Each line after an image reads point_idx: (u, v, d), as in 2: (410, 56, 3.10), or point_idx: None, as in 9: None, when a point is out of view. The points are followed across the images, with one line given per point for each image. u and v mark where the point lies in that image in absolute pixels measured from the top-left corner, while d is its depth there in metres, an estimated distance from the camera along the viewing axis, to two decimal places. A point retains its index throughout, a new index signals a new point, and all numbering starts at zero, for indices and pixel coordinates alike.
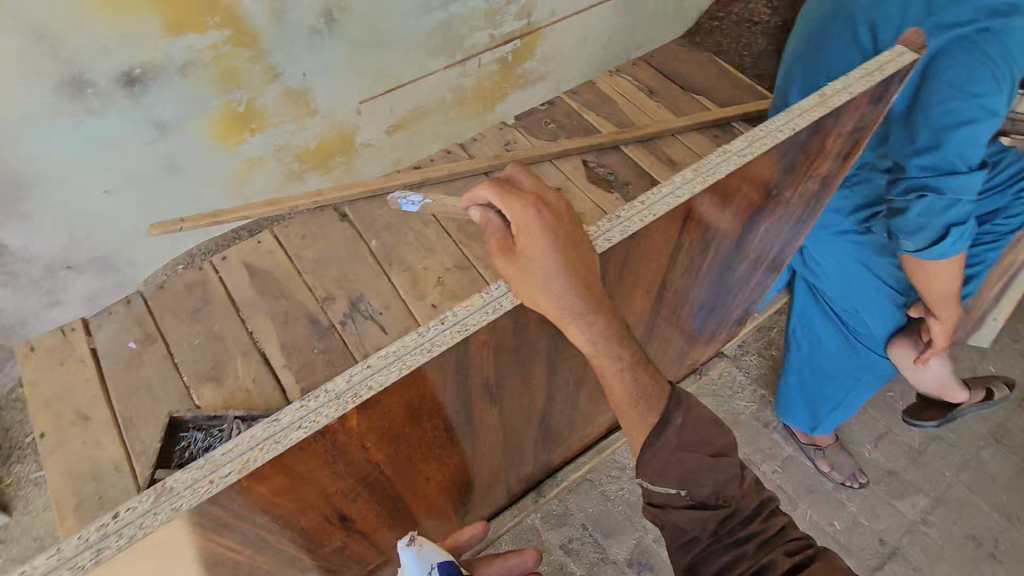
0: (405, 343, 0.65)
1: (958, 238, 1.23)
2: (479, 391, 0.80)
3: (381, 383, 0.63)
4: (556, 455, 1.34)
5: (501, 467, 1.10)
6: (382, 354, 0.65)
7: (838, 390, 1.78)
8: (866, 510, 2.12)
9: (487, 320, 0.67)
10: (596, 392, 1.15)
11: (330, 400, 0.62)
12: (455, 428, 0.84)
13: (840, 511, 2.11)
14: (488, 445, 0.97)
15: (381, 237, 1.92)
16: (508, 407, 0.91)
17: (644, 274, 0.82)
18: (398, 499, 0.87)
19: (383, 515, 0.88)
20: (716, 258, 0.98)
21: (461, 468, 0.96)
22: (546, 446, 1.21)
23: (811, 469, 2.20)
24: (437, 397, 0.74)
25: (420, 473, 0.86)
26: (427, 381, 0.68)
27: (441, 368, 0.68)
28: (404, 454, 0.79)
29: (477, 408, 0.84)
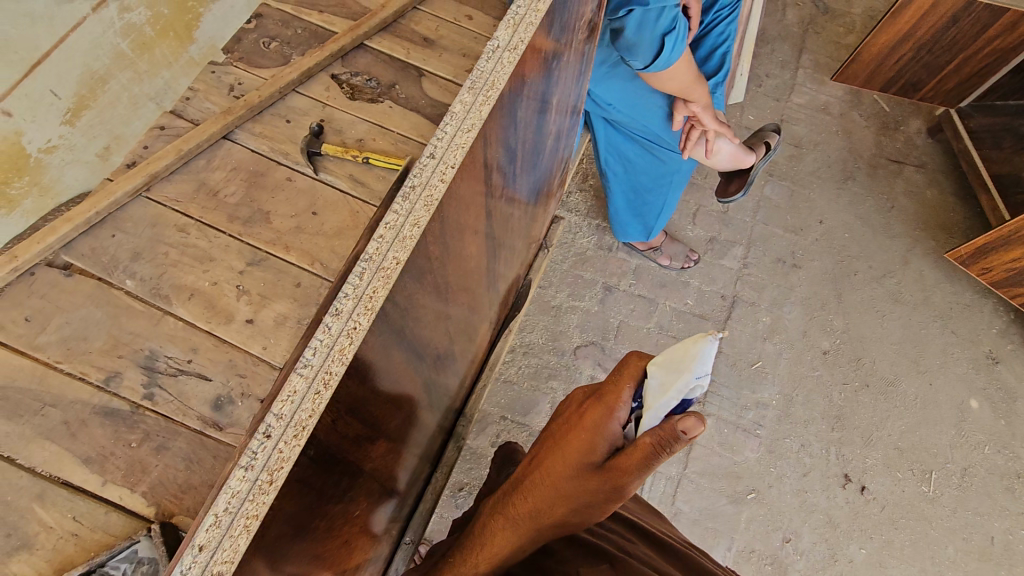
0: (235, 491, 0.41)
1: (673, 45, 1.27)
2: (361, 431, 0.62)
3: (232, 554, 0.41)
4: (455, 401, 1.24)
5: (412, 445, 0.99)
6: (212, 522, 0.40)
7: (659, 195, 1.98)
8: (704, 279, 2.46)
9: (346, 361, 0.48)
10: (467, 329, 1.03)
11: (212, 543, 0.40)
12: (357, 473, 0.66)
13: (687, 291, 2.43)
14: (391, 455, 0.82)
15: (84, 259, 1.21)
16: (395, 417, 0.75)
17: (466, 224, 0.69)
18: (551, 451, 0.74)
19: (545, 478, 0.72)
20: (525, 152, 0.90)
21: (383, 481, 0.83)
22: (440, 402, 1.09)
23: (656, 268, 2.46)
24: (324, 468, 0.56)
25: (573, 409, 0.77)
26: (283, 505, 0.50)
27: (292, 486, 0.50)
28: (327, 546, 0.63)
29: (369, 443, 0.67)
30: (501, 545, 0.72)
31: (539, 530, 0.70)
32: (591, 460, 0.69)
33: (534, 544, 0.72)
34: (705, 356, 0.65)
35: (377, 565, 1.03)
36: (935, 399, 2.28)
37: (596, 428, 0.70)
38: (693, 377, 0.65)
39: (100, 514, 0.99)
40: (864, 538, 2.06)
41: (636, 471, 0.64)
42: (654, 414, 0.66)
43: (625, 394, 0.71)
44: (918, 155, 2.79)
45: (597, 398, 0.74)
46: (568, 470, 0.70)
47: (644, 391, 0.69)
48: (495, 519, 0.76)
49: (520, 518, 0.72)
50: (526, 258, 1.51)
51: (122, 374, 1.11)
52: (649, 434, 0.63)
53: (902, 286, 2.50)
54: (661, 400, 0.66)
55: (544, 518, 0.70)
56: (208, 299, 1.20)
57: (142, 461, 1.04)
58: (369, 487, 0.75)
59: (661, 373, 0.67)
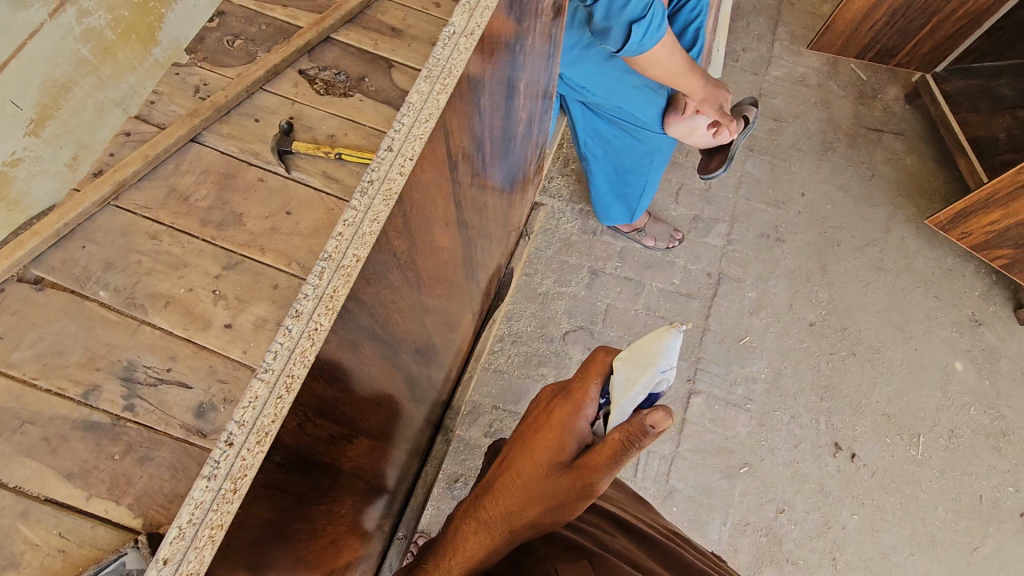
0: (199, 501, 0.41)
1: (646, 31, 1.25)
2: (337, 431, 0.62)
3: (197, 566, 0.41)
4: (441, 394, 1.23)
5: (398, 441, 0.98)
6: (177, 535, 0.40)
7: (640, 176, 1.97)
8: (689, 258, 2.46)
9: (308, 363, 0.47)
10: (447, 322, 1.03)
11: (180, 552, 0.40)
12: (336, 472, 0.66)
13: (673, 271, 2.43)
14: (375, 453, 0.81)
15: (55, 273, 1.19)
16: (375, 414, 0.74)
17: (434, 215, 0.68)
18: (521, 451, 0.77)
19: (516, 479, 0.74)
20: (493, 141, 0.89)
21: (368, 478, 0.83)
22: (426, 395, 1.09)
23: (640, 250, 2.46)
24: (297, 471, 0.55)
25: (540, 409, 0.80)
26: (254, 512, 0.49)
27: (262, 491, 0.50)
28: (310, 548, 0.62)
29: (347, 442, 0.66)
30: (475, 548, 0.72)
31: (513, 532, 0.72)
32: (563, 459, 0.73)
33: (507, 547, 0.73)
34: (668, 350, 0.75)
35: (370, 562, 1.03)
36: (920, 364, 2.31)
37: (564, 428, 0.74)
38: (658, 369, 0.73)
39: (86, 528, 0.97)
40: (856, 504, 2.09)
41: (608, 466, 0.68)
42: (622, 408, 0.73)
43: (590, 391, 0.76)
44: (896, 123, 2.79)
45: (564, 397, 0.78)
46: (541, 469, 0.73)
47: (611, 387, 0.75)
48: (468, 523, 0.76)
49: (494, 521, 0.73)
50: (507, 246, 1.50)
51: (101, 387, 1.09)
52: (618, 430, 0.68)
53: (885, 254, 2.51)
54: (629, 393, 0.74)
55: (520, 518, 0.72)
56: (185, 306, 1.19)
57: (126, 473, 1.02)
58: (352, 486, 0.75)
59: (627, 368, 0.75)
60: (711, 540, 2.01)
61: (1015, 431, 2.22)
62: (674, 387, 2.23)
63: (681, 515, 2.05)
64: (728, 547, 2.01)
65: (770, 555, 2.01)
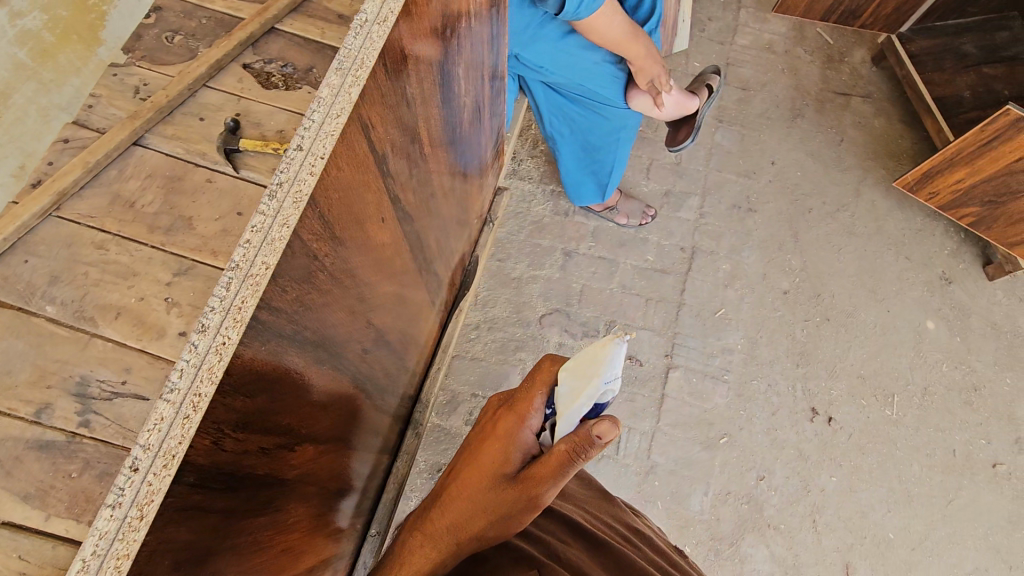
0: (103, 532, 0.40)
1: None
2: (270, 440, 0.61)
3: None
4: (407, 389, 1.22)
5: (360, 441, 0.97)
6: (80, 569, 0.38)
7: (607, 153, 1.95)
8: (662, 234, 2.46)
9: (218, 379, 0.46)
10: (403, 317, 1.01)
11: None
12: (277, 480, 0.65)
13: (646, 248, 2.43)
14: (328, 457, 0.80)
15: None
16: (321, 417, 0.73)
17: (362, 213, 0.66)
18: (468, 464, 0.82)
19: (464, 491, 0.80)
20: (432, 130, 0.87)
21: (324, 483, 0.82)
22: (389, 392, 1.08)
23: (613, 228, 2.45)
24: (226, 485, 0.54)
25: (485, 420, 0.85)
26: (171, 535, 0.47)
27: (178, 513, 0.48)
28: (251, 559, 0.61)
29: (287, 449, 0.65)
30: (426, 558, 0.78)
31: (461, 541, 0.78)
32: (509, 471, 0.78)
33: (457, 554, 0.79)
34: (609, 363, 0.77)
35: (342, 562, 1.03)
36: (893, 325, 2.35)
37: (509, 438, 0.80)
38: (600, 382, 0.76)
39: (48, 549, 0.97)
40: (834, 466, 2.13)
41: (550, 479, 0.73)
42: (567, 420, 0.77)
43: (535, 403, 0.81)
44: (863, 86, 2.79)
45: (508, 408, 0.83)
46: (489, 482, 0.79)
47: (556, 399, 0.79)
48: (418, 533, 0.81)
49: (443, 532, 0.79)
50: (469, 235, 1.48)
51: (53, 405, 1.08)
52: (560, 445, 0.73)
53: (856, 219, 2.53)
54: (573, 406, 0.77)
55: (468, 529, 0.78)
56: (137, 316, 1.16)
57: (86, 491, 1.03)
58: (304, 492, 0.74)
59: (572, 379, 0.77)
60: (693, 511, 2.04)
61: (986, 384, 2.26)
62: (652, 363, 2.24)
63: (664, 489, 2.07)
64: (712, 516, 2.05)
65: (753, 521, 2.05)
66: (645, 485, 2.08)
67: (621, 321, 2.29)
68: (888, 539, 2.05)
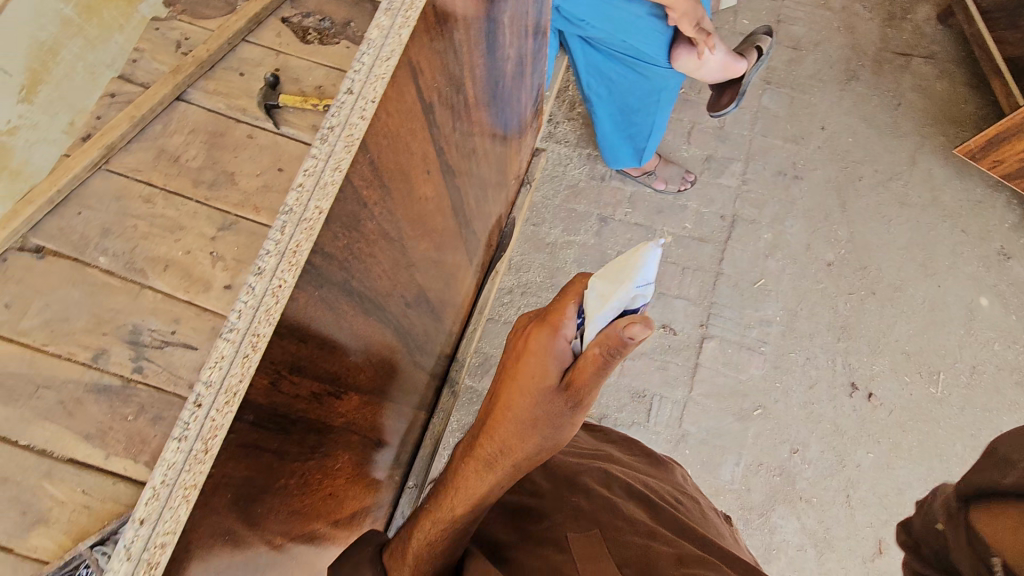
0: (171, 463, 0.44)
1: None
2: (320, 387, 0.62)
3: (173, 523, 0.45)
4: (444, 349, 1.23)
5: (399, 396, 0.98)
6: (151, 495, 0.43)
7: (646, 115, 1.88)
8: (702, 201, 2.38)
9: (273, 322, 0.47)
10: (441, 275, 1.00)
11: (158, 508, 0.43)
12: (326, 426, 0.67)
13: (685, 215, 2.36)
14: (372, 407, 0.83)
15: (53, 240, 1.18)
16: (366, 369, 0.74)
17: (409, 165, 0.65)
18: (505, 385, 0.76)
19: (506, 413, 0.75)
20: (476, 80, 0.84)
21: (368, 431, 0.85)
22: (427, 350, 1.09)
23: (651, 194, 2.38)
24: (279, 427, 0.56)
25: (517, 337, 0.78)
26: (232, 470, 0.51)
27: (237, 449, 0.51)
28: (300, 496, 0.64)
29: (334, 397, 0.67)
30: (479, 485, 0.76)
31: (513, 464, 0.75)
32: (548, 386, 0.72)
33: (510, 476, 0.77)
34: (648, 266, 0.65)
35: (380, 512, 1.07)
36: (943, 301, 2.25)
37: (545, 352, 0.72)
38: (634, 286, 0.65)
39: (108, 485, 1.06)
40: (871, 443, 2.08)
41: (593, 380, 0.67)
42: (596, 325, 0.67)
43: (568, 310, 0.72)
44: (926, 45, 2.60)
45: (540, 322, 0.75)
46: (530, 400, 0.73)
47: (585, 305, 0.69)
48: (466, 462, 0.78)
49: (492, 463, 0.75)
50: (507, 196, 1.46)
51: (110, 351, 1.13)
52: (597, 347, 0.64)
53: (910, 188, 2.40)
54: (602, 309, 0.66)
55: (518, 451, 0.74)
56: (184, 269, 1.20)
57: (141, 433, 1.09)
58: (348, 440, 0.75)
59: (602, 283, 0.67)
60: (723, 481, 2.04)
61: None
62: (687, 333, 2.20)
63: (694, 458, 2.07)
64: (742, 487, 2.04)
65: (784, 493, 2.03)
66: (675, 453, 2.08)
67: (656, 290, 2.25)
68: None
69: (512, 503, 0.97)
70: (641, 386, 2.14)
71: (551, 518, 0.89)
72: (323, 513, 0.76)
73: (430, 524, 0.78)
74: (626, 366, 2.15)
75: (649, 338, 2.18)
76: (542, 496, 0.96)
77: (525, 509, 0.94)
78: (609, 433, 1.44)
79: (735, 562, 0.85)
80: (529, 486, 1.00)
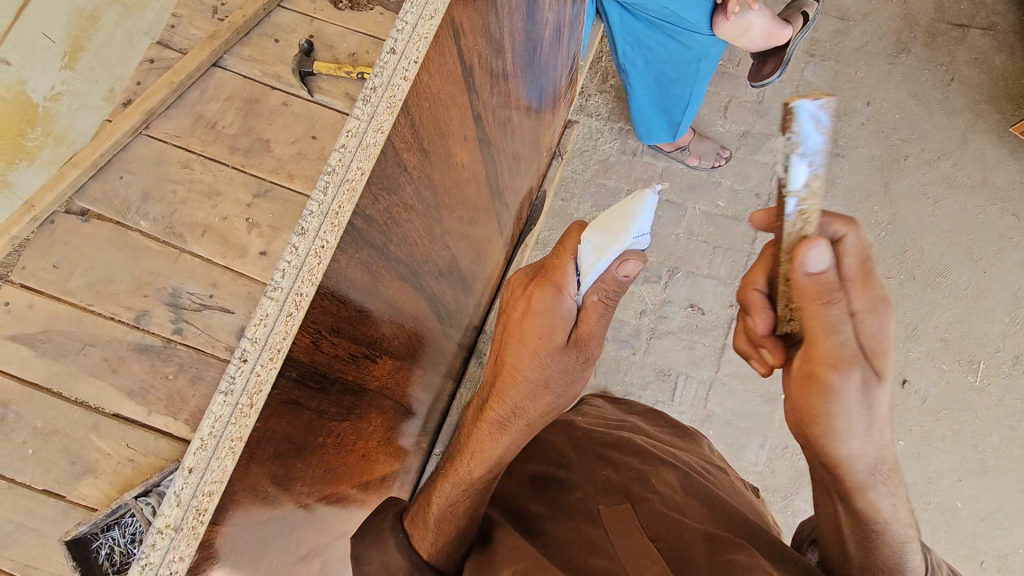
0: (219, 414, 0.46)
1: None
2: (359, 349, 0.63)
3: (220, 473, 0.47)
4: (473, 320, 1.23)
5: (429, 363, 1.00)
6: (199, 445, 0.45)
7: (683, 86, 1.82)
8: (736, 178, 2.31)
9: (318, 280, 0.49)
10: (473, 244, 1.00)
11: (207, 457, 0.45)
12: (364, 387, 0.69)
13: (719, 192, 2.30)
14: (405, 372, 0.84)
15: (96, 204, 1.26)
16: (400, 333, 0.75)
17: (448, 130, 0.65)
18: (513, 345, 0.83)
19: (518, 372, 0.83)
20: (515, 45, 0.82)
21: (401, 395, 0.87)
22: (457, 320, 1.09)
23: (684, 170, 2.32)
24: (320, 385, 0.58)
25: (518, 299, 0.84)
26: (275, 426, 0.53)
27: (280, 406, 0.53)
28: (337, 454, 0.67)
29: (372, 360, 0.68)
30: (496, 447, 0.82)
31: (529, 420, 0.84)
32: (554, 341, 0.81)
33: (525, 433, 0.84)
34: (641, 215, 0.74)
35: (409, 476, 1.09)
36: (988, 288, 2.16)
37: (551, 311, 0.79)
38: (630, 239, 0.74)
39: (149, 440, 1.20)
40: (903, 430, 2.04)
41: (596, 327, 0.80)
42: (591, 276, 0.76)
43: (568, 268, 0.77)
44: (987, 15, 2.43)
45: (540, 280, 0.81)
46: (541, 356, 0.82)
47: (582, 260, 0.76)
48: (483, 425, 0.84)
49: (508, 416, 0.83)
50: (538, 168, 1.43)
51: (151, 312, 1.23)
52: (602, 293, 0.77)
53: (959, 169, 2.28)
54: (597, 260, 0.75)
55: (533, 407, 0.84)
56: (221, 235, 1.26)
57: (180, 391, 1.21)
58: (382, 403, 0.77)
59: (597, 236, 0.75)
60: (747, 462, 2.03)
61: None
62: (716, 313, 2.16)
63: (718, 438, 2.06)
64: (765, 469, 2.03)
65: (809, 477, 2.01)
66: None
67: (686, 268, 2.20)
68: (955, 507, 1.98)
69: (540, 474, 0.97)
70: (666, 364, 2.12)
71: (581, 491, 0.90)
72: (358, 470, 0.79)
73: (451, 487, 0.81)
74: (653, 344, 2.13)
75: (676, 317, 2.15)
76: (571, 467, 0.97)
77: (551, 480, 0.95)
78: (634, 407, 1.47)
79: (763, 541, 0.85)
80: (556, 458, 1.00)
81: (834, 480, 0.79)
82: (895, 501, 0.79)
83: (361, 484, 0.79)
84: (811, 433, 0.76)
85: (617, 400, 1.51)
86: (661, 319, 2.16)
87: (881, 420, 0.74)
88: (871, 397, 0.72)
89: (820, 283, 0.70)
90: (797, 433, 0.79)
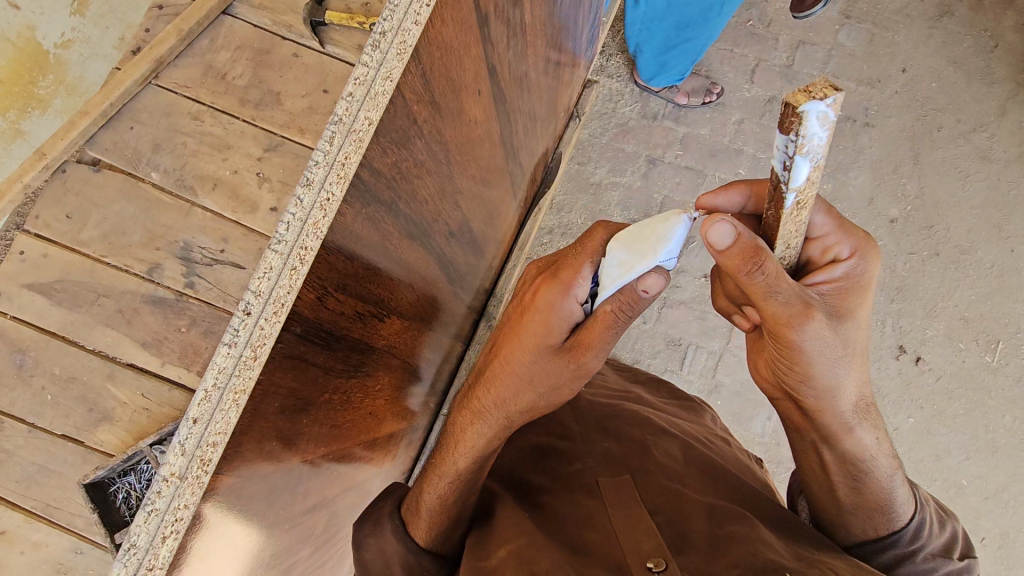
0: (222, 367, 0.46)
1: None
2: (367, 306, 0.63)
3: (223, 425, 0.47)
4: (484, 284, 1.22)
5: (439, 325, 0.99)
6: (203, 397, 0.45)
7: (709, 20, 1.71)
8: (759, 145, 2.23)
9: (321, 235, 0.48)
10: (485, 206, 0.98)
11: (210, 408, 0.46)
12: (371, 345, 0.68)
13: (740, 160, 2.23)
14: (414, 332, 0.84)
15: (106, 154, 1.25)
16: (409, 292, 0.74)
17: (460, 83, 0.62)
18: (510, 338, 0.83)
19: (508, 365, 0.82)
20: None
21: (410, 354, 0.87)
22: (468, 282, 1.08)
23: (704, 136, 2.25)
24: (327, 341, 0.58)
25: (526, 292, 0.84)
26: (280, 380, 0.53)
27: (285, 360, 0.53)
28: (344, 409, 0.67)
29: (380, 318, 0.68)
30: (476, 437, 0.82)
31: (510, 415, 0.82)
32: (550, 342, 0.79)
33: (507, 426, 0.83)
34: (677, 237, 0.72)
35: (416, 436, 1.11)
36: (1016, 267, 2.09)
37: (553, 310, 0.78)
38: (659, 260, 0.72)
39: (162, 390, 1.23)
40: (914, 408, 2.02)
41: (600, 337, 0.75)
42: (611, 288, 0.74)
43: (584, 274, 0.77)
44: None
45: (550, 277, 0.80)
46: (536, 357, 0.80)
47: (601, 273, 0.75)
48: (470, 413, 0.85)
49: (489, 407, 0.83)
50: (555, 129, 1.39)
51: (163, 266, 1.23)
52: (615, 305, 0.73)
53: (995, 142, 2.19)
54: (618, 275, 0.73)
55: (520, 405, 0.82)
56: (230, 189, 1.25)
57: (192, 343, 1.23)
58: (389, 362, 0.77)
59: (624, 252, 0.74)
60: (754, 433, 2.04)
61: None
62: None
63: (726, 409, 2.06)
64: (771, 440, 2.03)
65: None
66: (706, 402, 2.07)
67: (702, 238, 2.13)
68: (961, 486, 1.98)
69: (540, 443, 0.97)
70: (677, 334, 2.10)
71: (580, 462, 0.91)
72: (366, 424, 0.79)
73: (439, 469, 0.84)
74: (664, 313, 2.11)
75: (690, 287, 2.11)
76: (572, 438, 0.97)
77: (551, 450, 0.95)
78: (640, 375, 1.46)
79: (761, 512, 0.85)
80: (559, 427, 1.01)
81: (817, 425, 0.86)
82: (878, 436, 0.87)
83: (368, 439, 0.80)
84: (793, 382, 0.81)
85: (625, 368, 1.50)
86: (673, 288, 2.12)
87: (855, 355, 0.78)
88: (840, 339, 0.75)
89: (735, 254, 0.67)
90: (777, 394, 0.87)
